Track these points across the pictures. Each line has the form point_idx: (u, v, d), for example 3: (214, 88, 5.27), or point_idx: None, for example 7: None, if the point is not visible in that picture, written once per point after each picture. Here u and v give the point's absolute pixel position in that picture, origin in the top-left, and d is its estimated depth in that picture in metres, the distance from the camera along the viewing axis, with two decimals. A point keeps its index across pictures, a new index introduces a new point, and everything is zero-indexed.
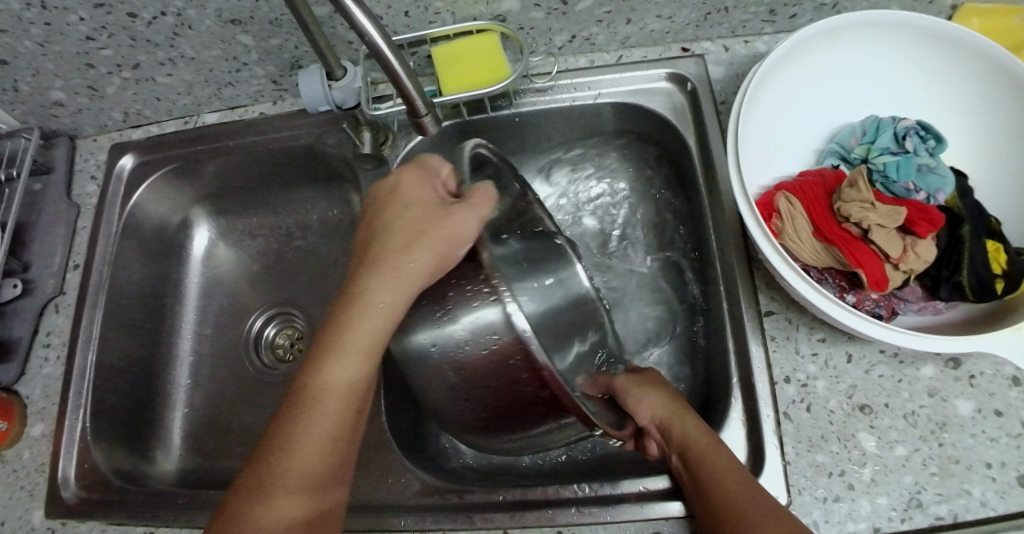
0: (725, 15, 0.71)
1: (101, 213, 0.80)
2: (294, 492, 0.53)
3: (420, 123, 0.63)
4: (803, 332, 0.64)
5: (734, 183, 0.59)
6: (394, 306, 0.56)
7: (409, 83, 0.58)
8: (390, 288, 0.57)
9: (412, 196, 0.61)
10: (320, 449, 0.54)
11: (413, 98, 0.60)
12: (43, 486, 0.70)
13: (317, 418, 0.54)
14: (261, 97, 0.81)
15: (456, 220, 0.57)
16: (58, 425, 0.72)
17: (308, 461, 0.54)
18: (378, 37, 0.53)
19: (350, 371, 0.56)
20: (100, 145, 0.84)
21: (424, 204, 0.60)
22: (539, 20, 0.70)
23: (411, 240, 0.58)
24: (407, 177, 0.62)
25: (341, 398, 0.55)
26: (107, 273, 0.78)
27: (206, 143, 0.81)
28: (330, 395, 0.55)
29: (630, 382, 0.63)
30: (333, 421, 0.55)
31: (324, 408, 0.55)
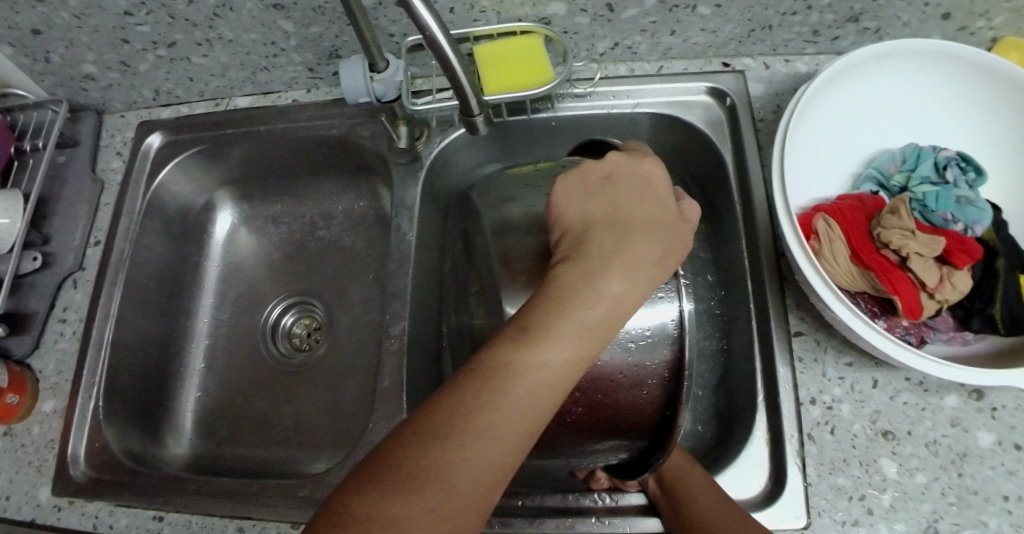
0: (769, 32, 0.71)
1: (126, 190, 0.79)
2: (461, 497, 0.43)
3: (472, 123, 0.63)
4: (830, 355, 0.64)
5: (778, 200, 0.59)
6: (615, 307, 0.50)
7: (465, 81, 0.58)
8: (612, 288, 0.50)
9: (616, 199, 0.55)
10: (498, 455, 0.45)
11: (468, 98, 0.59)
12: (51, 463, 0.69)
13: (517, 397, 0.47)
14: (295, 84, 0.80)
15: (677, 230, 0.55)
16: (69, 402, 0.71)
17: (494, 469, 0.45)
18: (436, 31, 0.52)
19: (559, 375, 0.48)
20: (128, 122, 0.83)
21: (637, 199, 0.55)
22: (584, 25, 0.70)
23: (622, 232, 0.53)
24: (622, 170, 0.56)
25: (546, 385, 0.48)
26: (128, 251, 0.77)
27: (237, 127, 0.80)
28: (519, 397, 0.47)
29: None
30: (528, 426, 0.47)
31: (526, 388, 0.47)
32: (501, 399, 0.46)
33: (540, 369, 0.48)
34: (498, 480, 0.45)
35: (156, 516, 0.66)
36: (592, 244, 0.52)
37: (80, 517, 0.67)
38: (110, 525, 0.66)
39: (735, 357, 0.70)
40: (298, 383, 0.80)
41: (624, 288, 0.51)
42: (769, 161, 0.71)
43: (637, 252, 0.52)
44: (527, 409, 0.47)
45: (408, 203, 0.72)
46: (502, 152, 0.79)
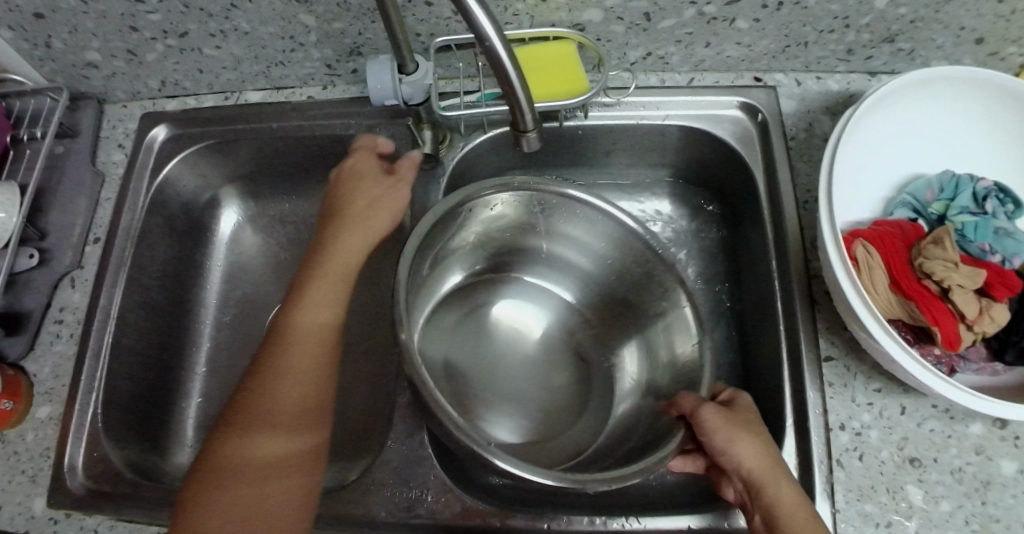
0: (803, 49, 0.70)
1: (128, 184, 0.75)
2: (260, 454, 0.56)
3: (522, 137, 0.56)
4: (860, 381, 0.64)
5: (822, 222, 0.59)
6: (332, 285, 0.63)
7: (521, 92, 0.52)
8: (340, 279, 0.63)
9: (361, 200, 0.66)
10: (296, 401, 0.58)
11: (520, 107, 0.53)
12: (47, 473, 0.65)
13: (295, 356, 0.59)
14: (310, 80, 0.76)
15: (391, 195, 0.66)
16: (66, 408, 0.67)
17: (266, 423, 0.57)
18: (492, 32, 0.46)
19: (305, 345, 0.60)
20: (131, 113, 0.79)
21: (369, 177, 0.67)
22: (619, 33, 0.67)
23: (362, 209, 0.65)
24: (361, 162, 0.68)
25: (310, 345, 0.60)
26: (129, 249, 0.73)
27: (246, 121, 0.77)
28: (287, 370, 0.58)
29: (723, 417, 0.55)
30: (287, 394, 0.58)
31: (298, 347, 0.59)
32: (269, 371, 0.58)
33: (288, 344, 0.60)
34: (296, 423, 0.57)
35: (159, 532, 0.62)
36: (312, 259, 0.64)
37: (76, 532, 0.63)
38: None
39: (761, 378, 0.69)
40: None
41: (338, 276, 0.63)
42: (800, 180, 0.69)
43: (344, 237, 0.65)
44: (307, 367, 0.59)
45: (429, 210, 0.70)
46: (525, 159, 0.77)
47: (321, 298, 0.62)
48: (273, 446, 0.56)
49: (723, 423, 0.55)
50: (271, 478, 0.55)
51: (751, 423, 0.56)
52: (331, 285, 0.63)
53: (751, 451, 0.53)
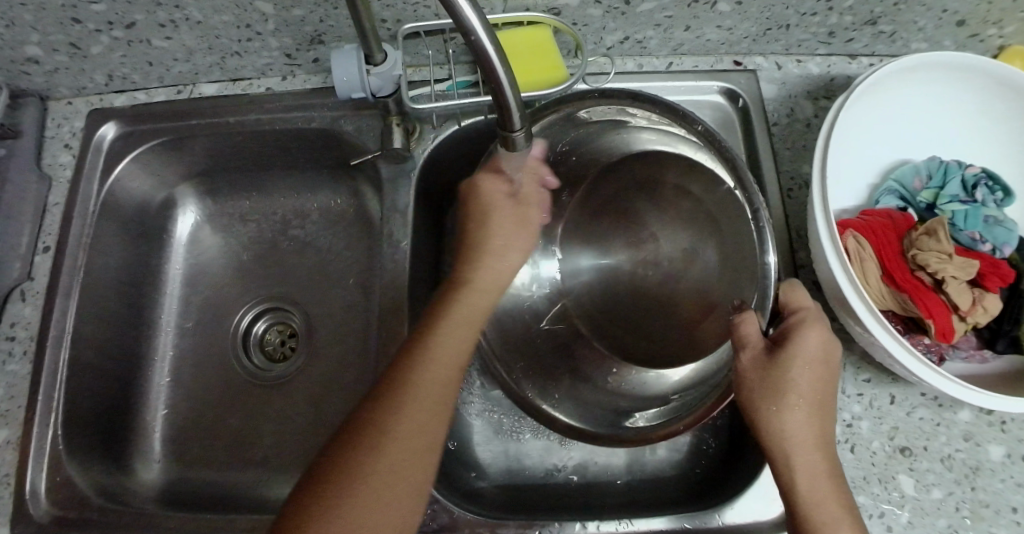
0: (786, 32, 0.66)
1: (77, 187, 0.69)
2: (416, 431, 0.49)
3: (510, 141, 0.51)
4: (849, 371, 0.64)
5: (816, 210, 0.57)
6: (509, 272, 0.57)
7: (508, 88, 0.46)
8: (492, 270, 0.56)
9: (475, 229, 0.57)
10: (415, 423, 0.49)
11: (509, 104, 0.47)
12: (7, 501, 0.62)
13: (433, 372, 0.51)
14: (269, 70, 0.69)
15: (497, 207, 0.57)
16: (25, 432, 0.63)
17: (421, 408, 0.49)
18: (473, 14, 0.42)
19: (464, 334, 0.54)
20: (77, 110, 0.73)
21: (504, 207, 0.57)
22: (596, 17, 0.63)
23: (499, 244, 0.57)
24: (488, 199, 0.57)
25: (457, 336, 0.53)
26: (84, 260, 0.67)
27: (200, 117, 0.69)
28: (446, 347, 0.52)
29: (759, 376, 0.51)
30: (453, 381, 0.52)
31: (442, 337, 0.53)
32: (428, 360, 0.51)
33: (448, 334, 0.53)
34: (426, 427, 0.49)
35: None
36: (473, 244, 0.57)
37: None
38: None
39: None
40: (276, 397, 0.72)
41: (511, 266, 0.57)
42: (784, 167, 0.66)
43: (498, 232, 0.57)
44: (456, 353, 0.53)
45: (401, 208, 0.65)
46: None
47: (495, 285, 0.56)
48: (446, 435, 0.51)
49: (759, 383, 0.50)
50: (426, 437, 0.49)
51: (802, 371, 0.50)
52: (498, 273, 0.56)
53: (777, 413, 0.49)
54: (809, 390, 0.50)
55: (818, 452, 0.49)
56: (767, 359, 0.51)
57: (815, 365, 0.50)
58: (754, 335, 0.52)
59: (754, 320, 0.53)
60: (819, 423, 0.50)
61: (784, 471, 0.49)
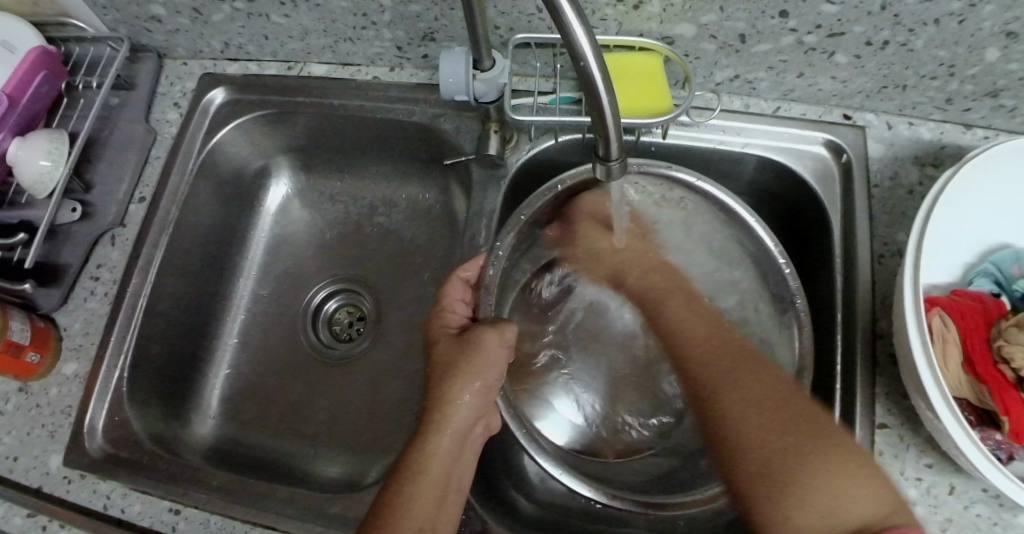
0: (901, 93, 0.64)
1: (180, 145, 0.72)
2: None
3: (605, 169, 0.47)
4: (912, 453, 0.59)
5: (905, 282, 0.55)
6: (480, 388, 0.55)
7: (610, 114, 0.43)
8: (469, 389, 0.55)
9: (451, 358, 0.56)
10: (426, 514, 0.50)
11: (610, 138, 0.44)
12: (66, 430, 0.65)
13: (428, 472, 0.52)
14: (378, 59, 0.70)
15: (482, 349, 0.56)
16: (93, 367, 0.66)
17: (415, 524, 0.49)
18: (583, 35, 0.39)
19: (450, 450, 0.53)
20: (191, 72, 0.76)
21: (448, 340, 0.58)
22: (709, 51, 0.63)
23: (447, 373, 0.56)
24: (480, 335, 0.57)
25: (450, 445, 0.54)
26: (174, 214, 0.70)
27: (308, 95, 0.71)
28: (437, 458, 0.52)
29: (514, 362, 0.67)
30: (441, 494, 0.52)
31: (436, 441, 0.53)
32: (410, 486, 0.51)
33: (433, 453, 0.53)
34: (439, 506, 0.51)
35: (172, 508, 0.62)
36: (435, 367, 0.57)
37: (90, 494, 0.63)
38: (122, 508, 0.62)
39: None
40: (332, 376, 0.74)
41: (479, 392, 0.55)
42: (879, 232, 0.64)
43: (443, 355, 0.57)
44: (445, 452, 0.53)
45: (484, 213, 0.65)
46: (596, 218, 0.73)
47: (468, 401, 0.55)
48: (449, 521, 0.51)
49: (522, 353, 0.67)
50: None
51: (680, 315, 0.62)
52: (467, 388, 0.55)
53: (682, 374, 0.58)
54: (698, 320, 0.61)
55: (753, 392, 0.53)
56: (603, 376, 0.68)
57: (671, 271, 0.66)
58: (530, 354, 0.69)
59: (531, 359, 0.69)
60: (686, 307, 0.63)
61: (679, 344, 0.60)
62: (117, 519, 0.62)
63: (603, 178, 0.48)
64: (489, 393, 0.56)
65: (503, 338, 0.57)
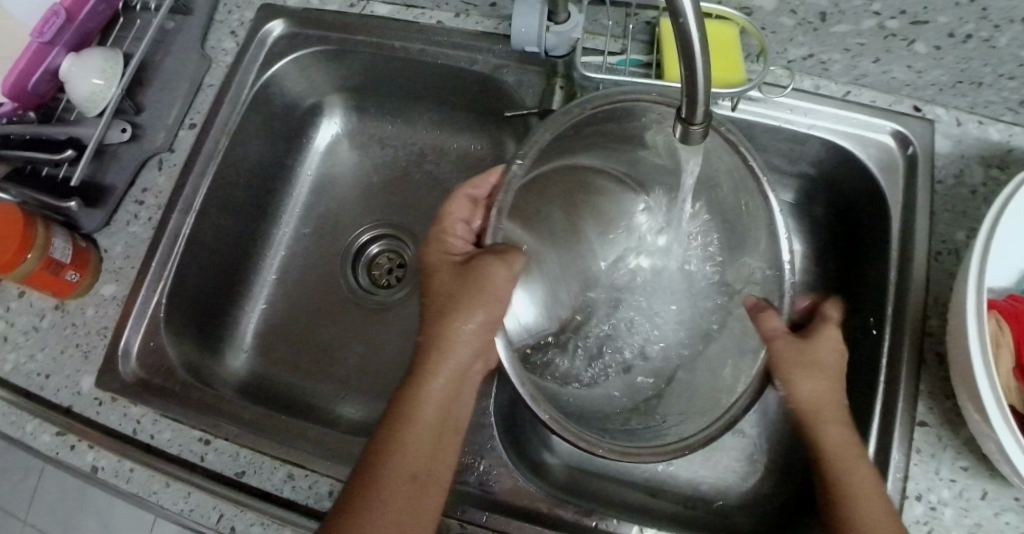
0: (977, 89, 0.63)
1: (234, 75, 0.70)
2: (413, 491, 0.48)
3: (687, 131, 0.46)
4: (948, 455, 0.58)
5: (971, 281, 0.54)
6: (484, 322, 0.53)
7: (702, 79, 0.41)
8: (469, 322, 0.52)
9: (449, 289, 0.53)
10: (418, 461, 0.49)
11: (697, 101, 0.43)
12: (100, 352, 0.65)
13: (418, 419, 0.50)
14: (445, 4, 0.68)
15: (484, 274, 0.53)
16: (131, 291, 0.65)
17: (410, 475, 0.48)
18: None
19: (446, 391, 0.51)
20: (250, 1, 0.74)
21: (446, 270, 0.55)
22: (787, 27, 0.61)
23: (445, 306, 0.53)
24: (479, 265, 0.53)
25: (448, 389, 0.51)
26: (224, 145, 0.69)
27: (367, 35, 0.69)
28: (428, 405, 0.50)
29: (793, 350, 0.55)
30: (438, 438, 0.50)
31: (429, 385, 0.51)
32: (408, 433, 0.49)
33: (425, 397, 0.50)
34: (433, 449, 0.50)
35: (201, 438, 0.61)
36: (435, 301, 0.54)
37: (120, 417, 0.63)
38: (152, 434, 0.62)
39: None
40: (369, 321, 0.73)
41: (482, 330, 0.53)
42: (938, 229, 0.63)
43: (441, 286, 0.54)
44: (438, 396, 0.51)
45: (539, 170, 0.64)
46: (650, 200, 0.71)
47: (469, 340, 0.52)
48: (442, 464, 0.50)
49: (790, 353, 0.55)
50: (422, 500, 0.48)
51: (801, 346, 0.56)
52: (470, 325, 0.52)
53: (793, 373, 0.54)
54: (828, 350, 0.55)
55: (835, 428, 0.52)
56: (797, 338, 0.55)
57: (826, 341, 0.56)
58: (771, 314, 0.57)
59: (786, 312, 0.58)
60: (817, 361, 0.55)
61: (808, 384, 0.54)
62: (147, 444, 0.62)
63: (682, 143, 0.47)
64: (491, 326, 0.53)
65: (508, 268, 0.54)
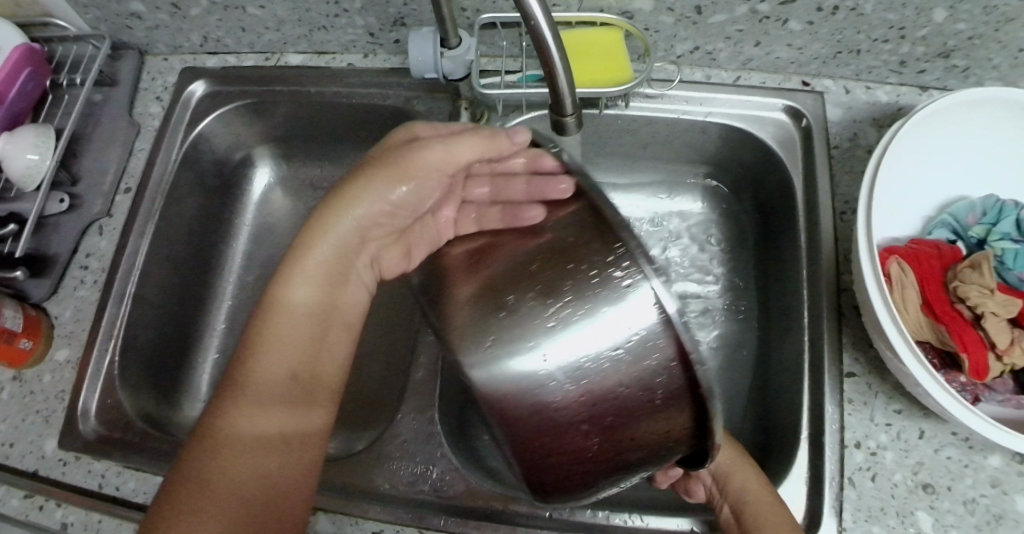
0: (856, 57, 0.67)
1: (162, 138, 0.74)
2: (283, 422, 0.51)
3: (561, 123, 0.49)
4: (881, 400, 0.61)
5: (859, 233, 0.58)
6: (382, 195, 0.54)
7: (560, 72, 0.46)
8: (374, 182, 0.53)
9: (376, 152, 0.55)
10: (253, 433, 0.49)
11: (562, 93, 0.47)
12: (60, 415, 0.68)
13: (250, 389, 0.51)
14: (352, 47, 0.73)
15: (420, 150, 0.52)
16: (85, 352, 0.68)
17: (270, 388, 0.51)
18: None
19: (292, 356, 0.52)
20: (172, 67, 0.78)
21: (397, 141, 0.55)
22: (669, 24, 0.65)
23: (352, 174, 0.54)
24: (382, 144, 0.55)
25: (287, 360, 0.52)
26: (160, 204, 0.72)
27: (285, 84, 0.73)
28: (264, 369, 0.51)
29: None
30: (294, 370, 0.52)
31: (266, 354, 0.52)
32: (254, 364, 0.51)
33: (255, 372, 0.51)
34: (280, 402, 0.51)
35: None
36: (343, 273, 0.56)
37: (85, 474, 0.65)
38: (117, 486, 0.64)
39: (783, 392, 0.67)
40: None
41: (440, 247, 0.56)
42: (840, 191, 0.66)
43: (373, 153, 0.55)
44: (278, 364, 0.52)
45: None
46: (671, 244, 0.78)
47: (310, 277, 0.54)
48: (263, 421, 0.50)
49: None
50: (300, 450, 0.51)
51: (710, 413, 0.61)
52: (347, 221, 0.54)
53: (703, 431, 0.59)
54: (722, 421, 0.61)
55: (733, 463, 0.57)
56: None
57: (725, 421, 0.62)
58: None
59: None
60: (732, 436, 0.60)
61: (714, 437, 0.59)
62: (113, 496, 0.64)
63: (562, 135, 0.50)
64: (393, 215, 0.55)
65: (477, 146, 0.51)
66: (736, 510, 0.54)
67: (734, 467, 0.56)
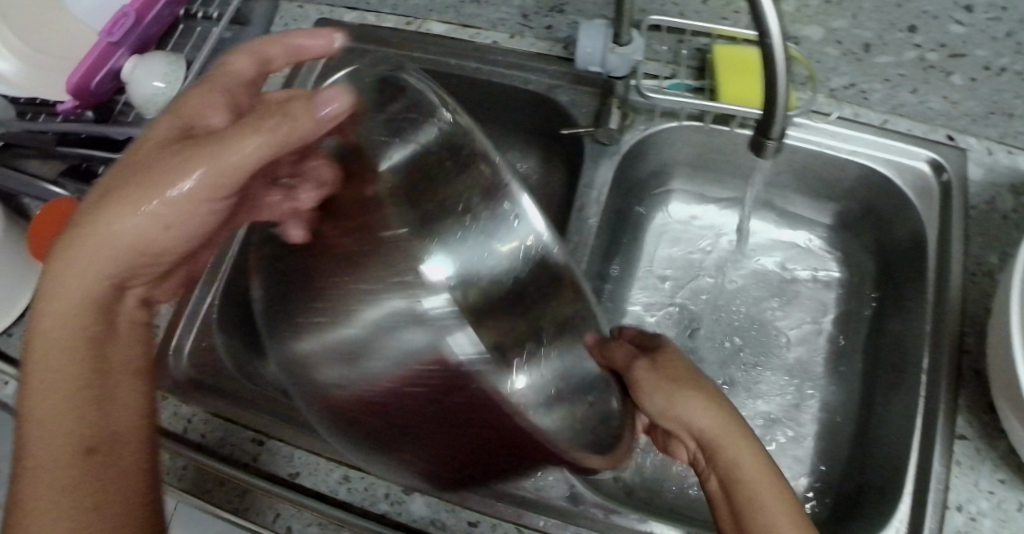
0: (1009, 121, 0.65)
1: (290, 85, 0.72)
2: (64, 441, 0.42)
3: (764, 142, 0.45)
4: (989, 467, 0.57)
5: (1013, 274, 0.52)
6: (213, 179, 0.44)
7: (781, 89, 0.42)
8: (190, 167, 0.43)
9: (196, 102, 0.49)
10: (53, 464, 0.42)
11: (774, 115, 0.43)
12: (149, 350, 0.66)
13: (64, 411, 0.43)
14: (500, 25, 0.71)
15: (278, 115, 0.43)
16: (187, 294, 0.68)
17: (66, 429, 0.43)
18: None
19: (68, 341, 0.44)
20: (306, 15, 0.76)
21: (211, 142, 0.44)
22: (831, 56, 0.65)
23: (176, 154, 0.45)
24: (144, 150, 0.46)
25: (53, 345, 0.44)
26: None
27: (424, 51, 0.72)
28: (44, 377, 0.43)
29: (655, 374, 0.49)
30: (68, 364, 0.44)
31: (40, 353, 0.44)
32: (38, 363, 0.43)
33: (45, 378, 0.43)
34: (79, 424, 0.43)
35: (255, 438, 0.62)
36: (91, 188, 0.46)
37: (171, 416, 0.64)
38: (202, 432, 0.63)
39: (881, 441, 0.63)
40: None
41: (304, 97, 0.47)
42: (973, 251, 0.64)
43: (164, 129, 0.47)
44: (61, 367, 0.44)
45: (592, 186, 0.66)
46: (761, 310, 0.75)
47: (91, 275, 0.46)
48: (54, 433, 0.42)
49: (657, 380, 0.49)
50: (128, 477, 0.44)
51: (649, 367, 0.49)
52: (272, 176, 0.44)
53: (670, 382, 0.49)
54: (678, 370, 0.49)
55: (687, 409, 0.47)
56: (652, 361, 0.50)
57: (681, 370, 0.49)
58: (620, 349, 0.51)
59: (618, 345, 0.52)
60: (674, 377, 0.49)
61: (655, 391, 0.48)
62: (197, 442, 0.62)
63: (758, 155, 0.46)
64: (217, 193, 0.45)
65: (270, 138, 0.43)
66: (724, 482, 0.45)
67: (729, 443, 0.45)
